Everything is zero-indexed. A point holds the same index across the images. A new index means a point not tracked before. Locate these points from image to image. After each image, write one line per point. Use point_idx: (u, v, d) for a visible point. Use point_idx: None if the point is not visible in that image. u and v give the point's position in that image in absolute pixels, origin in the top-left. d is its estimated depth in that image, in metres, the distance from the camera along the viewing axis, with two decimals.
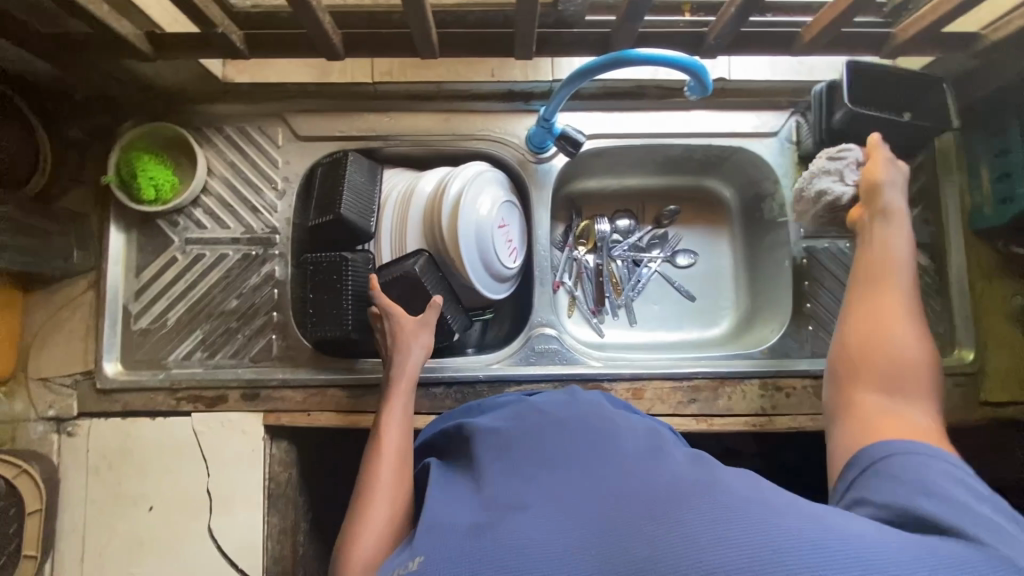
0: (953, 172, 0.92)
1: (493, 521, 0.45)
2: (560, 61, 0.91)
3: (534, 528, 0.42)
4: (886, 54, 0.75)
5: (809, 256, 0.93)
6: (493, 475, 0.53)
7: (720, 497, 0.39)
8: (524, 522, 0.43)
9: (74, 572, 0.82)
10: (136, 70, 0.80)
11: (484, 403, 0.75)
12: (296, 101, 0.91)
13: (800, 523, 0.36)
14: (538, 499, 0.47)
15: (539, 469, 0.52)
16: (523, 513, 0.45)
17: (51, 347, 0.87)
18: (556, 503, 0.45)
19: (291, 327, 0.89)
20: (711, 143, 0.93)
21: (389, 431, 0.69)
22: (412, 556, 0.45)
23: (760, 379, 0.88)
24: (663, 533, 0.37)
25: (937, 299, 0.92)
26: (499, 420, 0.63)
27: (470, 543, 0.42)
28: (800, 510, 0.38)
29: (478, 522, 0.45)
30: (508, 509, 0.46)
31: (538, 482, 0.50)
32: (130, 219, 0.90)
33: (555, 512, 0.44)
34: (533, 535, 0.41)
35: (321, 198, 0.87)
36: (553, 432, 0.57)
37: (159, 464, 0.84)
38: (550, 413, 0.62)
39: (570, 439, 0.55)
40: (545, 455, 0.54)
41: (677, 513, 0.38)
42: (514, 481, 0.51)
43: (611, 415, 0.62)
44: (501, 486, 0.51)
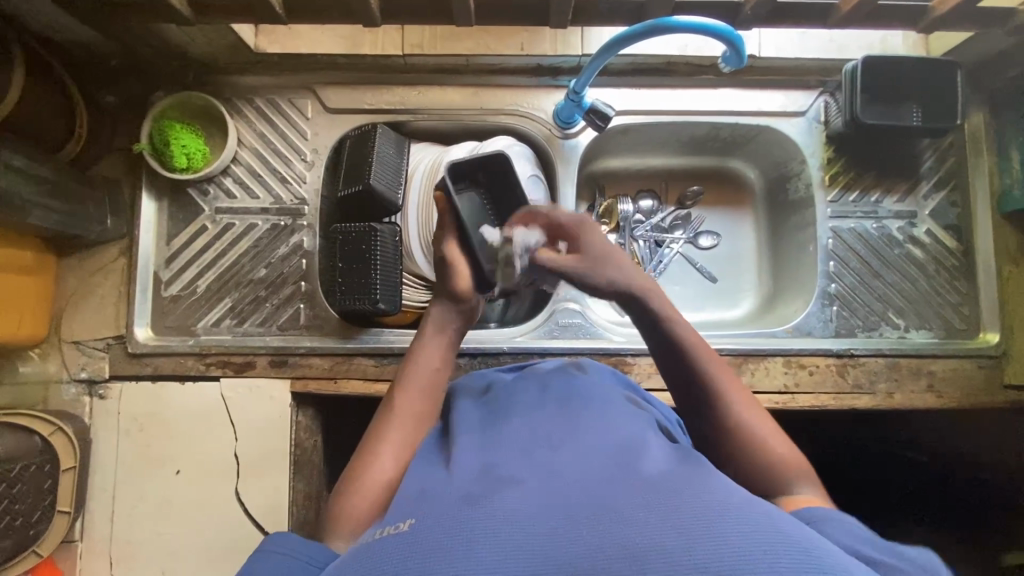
0: (982, 154, 0.92)
1: (487, 492, 0.44)
2: (589, 33, 0.90)
3: (528, 504, 0.41)
4: (921, 29, 0.75)
5: (834, 236, 0.93)
6: (481, 451, 0.52)
7: (711, 494, 0.41)
8: (519, 495, 0.42)
9: (105, 529, 0.83)
10: (171, 38, 0.80)
11: (482, 371, 0.74)
12: (325, 73, 0.92)
13: (786, 531, 0.38)
14: (530, 473, 0.46)
15: (533, 444, 0.51)
16: (516, 487, 0.44)
17: (82, 312, 0.88)
18: (549, 480, 0.44)
19: (318, 297, 0.90)
20: (739, 122, 0.93)
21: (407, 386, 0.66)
22: (396, 520, 0.44)
23: (784, 357, 0.88)
24: (656, 523, 0.38)
25: (963, 282, 0.92)
26: (493, 401, 0.62)
27: (462, 513, 0.41)
28: (777, 517, 0.40)
29: (471, 492, 0.44)
30: (503, 481, 0.45)
31: (530, 456, 0.49)
32: (161, 187, 0.91)
33: (549, 488, 0.43)
34: (528, 510, 0.40)
35: (350, 169, 0.87)
36: (544, 413, 0.57)
37: (189, 427, 0.85)
38: (549, 393, 0.61)
39: (563, 417, 0.55)
40: (536, 433, 0.53)
41: (673, 506, 0.39)
42: (505, 455, 0.50)
43: (605, 392, 0.61)
44: (492, 460, 0.50)
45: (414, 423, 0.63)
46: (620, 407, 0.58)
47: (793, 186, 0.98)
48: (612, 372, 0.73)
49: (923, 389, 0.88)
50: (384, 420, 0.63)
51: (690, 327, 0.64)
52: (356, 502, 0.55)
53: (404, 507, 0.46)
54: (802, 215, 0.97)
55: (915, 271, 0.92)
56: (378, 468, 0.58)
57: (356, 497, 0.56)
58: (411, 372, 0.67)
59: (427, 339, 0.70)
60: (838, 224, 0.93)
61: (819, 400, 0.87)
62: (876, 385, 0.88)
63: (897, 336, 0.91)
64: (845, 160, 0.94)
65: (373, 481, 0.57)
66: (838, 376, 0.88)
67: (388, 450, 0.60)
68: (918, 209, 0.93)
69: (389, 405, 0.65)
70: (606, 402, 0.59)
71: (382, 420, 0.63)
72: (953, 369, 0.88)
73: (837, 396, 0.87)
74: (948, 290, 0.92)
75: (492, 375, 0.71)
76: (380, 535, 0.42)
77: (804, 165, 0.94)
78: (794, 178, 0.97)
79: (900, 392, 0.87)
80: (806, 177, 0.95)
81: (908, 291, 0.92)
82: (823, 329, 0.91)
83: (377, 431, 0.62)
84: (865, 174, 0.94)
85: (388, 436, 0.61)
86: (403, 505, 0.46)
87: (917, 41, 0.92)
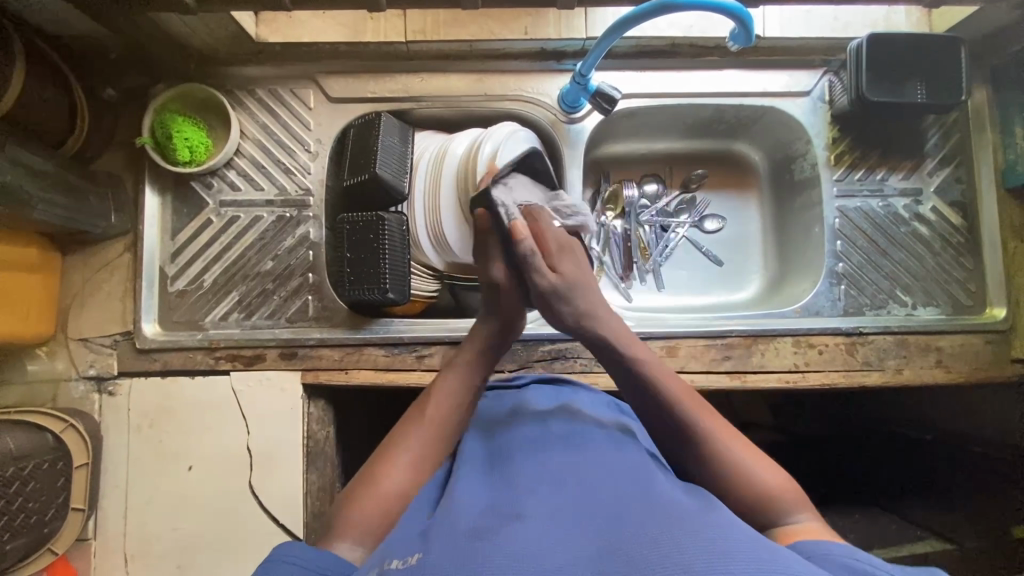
0: (986, 130, 0.92)
1: (494, 526, 0.44)
2: (593, 16, 0.90)
3: (535, 538, 0.42)
4: (928, 3, 0.75)
5: (840, 215, 0.93)
6: (486, 490, 0.53)
7: (716, 531, 0.41)
8: (523, 530, 0.43)
9: (119, 526, 0.83)
10: (171, 28, 0.79)
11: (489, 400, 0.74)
12: (327, 62, 0.91)
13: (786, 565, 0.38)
14: (537, 509, 0.47)
15: (538, 481, 0.52)
16: (520, 522, 0.44)
17: (89, 308, 0.88)
18: (553, 517, 0.45)
19: (326, 288, 0.90)
20: (744, 102, 0.93)
21: (438, 395, 0.65)
22: (405, 553, 0.44)
23: (794, 336, 0.88)
24: (661, 557, 0.38)
25: (970, 258, 0.92)
26: (495, 442, 0.63)
27: (469, 546, 0.42)
28: (778, 553, 0.40)
29: (480, 526, 0.45)
30: (509, 516, 0.46)
31: (536, 492, 0.50)
32: (164, 181, 0.90)
33: (554, 523, 0.44)
34: (532, 545, 0.41)
35: (355, 158, 0.87)
36: (546, 451, 0.57)
37: (200, 421, 0.85)
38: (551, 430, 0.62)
39: (569, 456, 0.56)
40: (543, 470, 0.54)
41: (677, 539, 0.40)
42: (511, 493, 0.51)
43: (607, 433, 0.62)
44: (497, 498, 0.51)
45: (432, 438, 0.62)
46: (627, 446, 0.59)
47: (799, 166, 0.98)
48: (605, 401, 0.73)
49: (932, 364, 0.88)
50: (401, 432, 0.63)
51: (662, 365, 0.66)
52: (368, 512, 0.55)
53: (411, 542, 0.46)
54: (807, 196, 0.97)
55: (921, 248, 0.93)
56: (393, 480, 0.58)
57: (369, 507, 0.56)
58: (437, 388, 0.66)
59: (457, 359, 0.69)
60: (844, 203, 0.93)
61: (829, 378, 0.87)
62: (886, 361, 0.88)
63: (905, 313, 0.91)
64: (850, 140, 0.94)
65: (388, 493, 0.57)
66: (847, 354, 0.88)
67: (404, 462, 0.59)
68: (923, 187, 0.94)
69: (410, 417, 0.64)
70: (611, 441, 0.60)
71: (401, 431, 0.63)
72: (961, 344, 0.89)
73: (847, 373, 0.88)
74: (954, 266, 0.92)
75: (493, 409, 0.71)
76: (388, 569, 0.42)
77: (809, 145, 0.94)
78: (799, 158, 0.98)
79: (910, 368, 0.88)
80: (811, 157, 0.95)
81: (915, 268, 0.92)
82: (831, 308, 0.91)
83: (394, 442, 0.62)
84: (870, 153, 0.94)
85: (406, 449, 0.61)
86: (410, 540, 0.47)
87: (921, 18, 0.92)
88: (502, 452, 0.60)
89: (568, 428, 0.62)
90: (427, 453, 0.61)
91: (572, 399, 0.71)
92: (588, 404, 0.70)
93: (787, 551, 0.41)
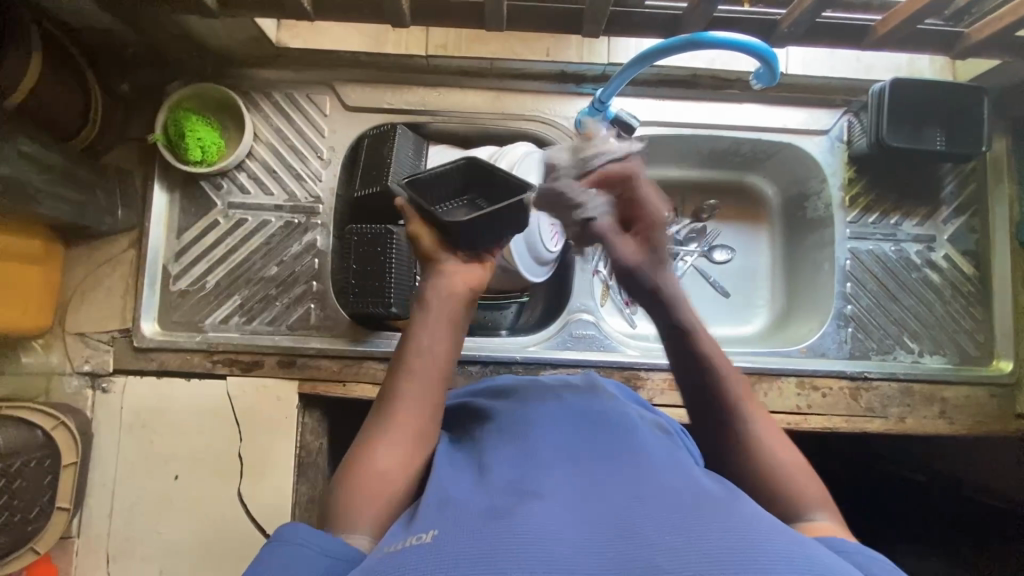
0: (1003, 181, 0.91)
1: (509, 507, 0.42)
2: (616, 42, 0.89)
3: (553, 522, 0.40)
4: (955, 55, 0.75)
5: (852, 257, 0.92)
6: (504, 463, 0.51)
7: (740, 520, 0.39)
8: (541, 511, 0.41)
9: (102, 527, 0.82)
10: (192, 28, 0.78)
11: (496, 382, 0.72)
12: (346, 70, 0.90)
13: (813, 554, 0.37)
14: (553, 489, 0.45)
15: (554, 461, 0.50)
16: (538, 502, 0.43)
17: (88, 303, 0.87)
18: (571, 499, 0.43)
19: (329, 297, 0.89)
20: (761, 137, 0.92)
21: (411, 374, 0.59)
22: (419, 531, 0.42)
23: (798, 377, 0.87)
24: (686, 548, 0.36)
25: (979, 308, 0.92)
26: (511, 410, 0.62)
27: (484, 526, 0.40)
28: (806, 543, 0.38)
29: (495, 507, 0.43)
30: (527, 496, 0.44)
31: (552, 473, 0.48)
32: (173, 180, 0.89)
33: (573, 506, 0.42)
34: (550, 527, 0.39)
35: (367, 169, 0.86)
36: (563, 429, 0.55)
37: (192, 425, 0.84)
38: (568, 407, 0.60)
39: (581, 435, 0.54)
40: (558, 447, 0.52)
41: (696, 527, 0.38)
42: (527, 470, 0.49)
43: (622, 409, 0.60)
44: (515, 474, 0.48)
45: (409, 413, 0.57)
46: (639, 427, 0.57)
47: (813, 204, 0.97)
48: (619, 385, 0.73)
49: (935, 415, 0.87)
50: (383, 410, 0.58)
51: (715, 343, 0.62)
52: (358, 499, 0.51)
53: (427, 516, 0.44)
54: (820, 234, 0.96)
55: (931, 296, 0.92)
56: (378, 462, 0.54)
57: (357, 494, 0.52)
58: (410, 359, 0.60)
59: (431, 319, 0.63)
60: (856, 245, 0.93)
61: (830, 422, 0.86)
62: (890, 409, 0.87)
63: (911, 360, 0.90)
64: (866, 182, 0.93)
65: (374, 477, 0.53)
66: (850, 398, 0.87)
67: (390, 442, 0.55)
68: (937, 234, 0.93)
69: (390, 392, 0.59)
70: (623, 419, 0.57)
71: (383, 408, 0.58)
72: (966, 396, 0.88)
73: (850, 418, 0.87)
74: (963, 315, 0.92)
75: (500, 387, 0.70)
76: (403, 545, 0.40)
77: (824, 185, 0.94)
78: (813, 197, 0.97)
79: (913, 417, 0.87)
80: (826, 196, 0.94)
81: (924, 316, 0.91)
82: (838, 350, 0.90)
83: (373, 423, 0.57)
84: (885, 197, 0.93)
85: (387, 429, 0.56)
86: (425, 516, 0.44)
87: (944, 65, 0.92)
88: (515, 422, 0.58)
89: (581, 406, 0.60)
90: (408, 424, 0.57)
91: (587, 376, 0.71)
92: (605, 383, 0.70)
93: (813, 541, 0.39)
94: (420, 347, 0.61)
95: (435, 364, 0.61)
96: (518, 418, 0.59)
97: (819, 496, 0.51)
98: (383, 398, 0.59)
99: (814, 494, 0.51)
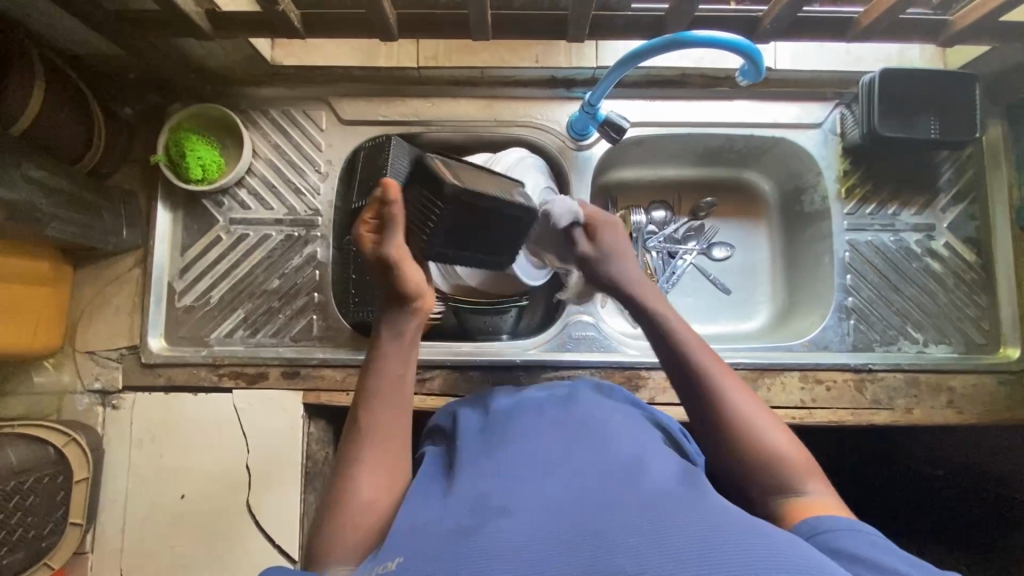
0: (1001, 167, 0.91)
1: (477, 521, 0.43)
2: (604, 45, 0.91)
3: (518, 536, 0.40)
4: (942, 43, 0.75)
5: (851, 249, 0.92)
6: (477, 472, 0.51)
7: (706, 519, 0.40)
8: (507, 526, 0.41)
9: (115, 542, 0.83)
10: (189, 51, 0.81)
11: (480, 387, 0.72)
12: (340, 85, 0.92)
13: (778, 551, 0.37)
14: (521, 500, 0.45)
15: (522, 469, 0.50)
16: (505, 516, 0.43)
17: (97, 322, 0.89)
18: (538, 508, 0.44)
19: (331, 307, 0.90)
20: (754, 133, 0.92)
21: (369, 407, 0.60)
22: (387, 558, 0.42)
23: (801, 371, 0.87)
24: (650, 552, 0.37)
25: (983, 295, 0.91)
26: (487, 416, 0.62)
27: (452, 545, 0.41)
28: (775, 537, 0.39)
29: (461, 523, 0.44)
30: (493, 510, 0.44)
31: (517, 482, 0.48)
32: (176, 199, 0.91)
33: (540, 515, 0.43)
34: (515, 543, 0.39)
35: (363, 181, 0.87)
36: (535, 434, 0.55)
37: (200, 439, 0.85)
38: (540, 412, 0.60)
39: (551, 439, 0.54)
40: (527, 452, 0.52)
41: (660, 530, 0.39)
42: (497, 477, 0.49)
43: (595, 410, 0.60)
44: (486, 484, 0.49)
45: (384, 440, 0.59)
46: (611, 428, 0.56)
47: (809, 198, 0.97)
48: (603, 384, 0.73)
49: (943, 404, 0.86)
50: (351, 446, 0.58)
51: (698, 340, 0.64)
52: (342, 530, 0.52)
53: (401, 537, 0.45)
54: (818, 227, 0.96)
55: (933, 285, 0.91)
56: (357, 490, 0.54)
57: (342, 525, 0.52)
58: (369, 392, 0.61)
59: (382, 348, 0.64)
60: (854, 237, 0.92)
61: (836, 415, 0.86)
62: (896, 400, 0.86)
63: (916, 350, 0.90)
64: (862, 173, 0.93)
65: (357, 505, 0.53)
66: (856, 391, 0.87)
67: (363, 471, 0.56)
68: (936, 222, 0.92)
69: (355, 426, 0.60)
70: (592, 421, 0.57)
71: (352, 442, 0.59)
72: (973, 385, 0.87)
73: (856, 411, 0.86)
74: (967, 303, 0.91)
75: (482, 393, 0.70)
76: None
77: (819, 178, 0.94)
78: (809, 190, 0.97)
79: (920, 408, 0.86)
80: (822, 189, 0.94)
81: (927, 305, 0.91)
82: (841, 342, 0.90)
83: (348, 456, 0.58)
84: (882, 187, 0.93)
85: (359, 459, 0.57)
86: (399, 537, 0.45)
87: (934, 52, 0.92)
88: (488, 429, 0.58)
89: (552, 410, 0.60)
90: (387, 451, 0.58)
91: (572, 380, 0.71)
92: (589, 384, 0.70)
93: (780, 533, 0.40)
94: (375, 382, 0.62)
95: (390, 392, 0.61)
96: (491, 425, 0.59)
97: (810, 472, 0.52)
98: (349, 436, 0.60)
99: (803, 473, 0.52)
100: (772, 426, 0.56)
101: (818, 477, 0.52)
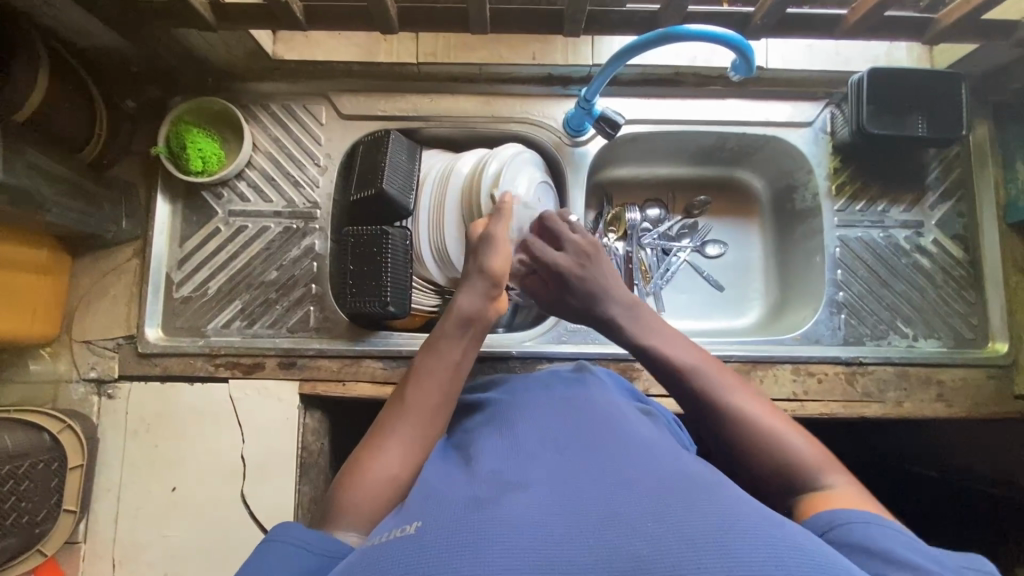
0: (987, 165, 0.93)
1: (494, 495, 0.43)
2: (600, 43, 0.92)
3: (536, 509, 0.41)
4: (927, 40, 0.77)
5: (842, 245, 0.94)
6: (491, 454, 0.51)
7: (720, 505, 0.40)
8: (526, 500, 0.42)
9: (108, 531, 0.83)
10: (192, 43, 0.82)
11: (491, 379, 0.73)
12: (340, 81, 0.93)
13: (789, 538, 0.37)
14: (539, 478, 0.46)
15: (540, 451, 0.50)
16: (522, 492, 0.43)
17: (94, 311, 0.89)
18: (556, 485, 0.44)
19: (328, 299, 0.91)
20: (746, 131, 0.94)
21: (422, 387, 0.61)
22: (406, 522, 0.43)
23: (793, 364, 0.88)
24: (665, 532, 0.37)
25: (971, 291, 0.92)
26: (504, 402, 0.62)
27: (469, 514, 0.41)
28: (787, 526, 0.39)
29: (479, 495, 0.44)
30: (510, 485, 0.45)
31: (536, 460, 0.49)
32: (176, 190, 0.92)
33: (558, 492, 0.43)
34: (533, 516, 0.40)
35: (362, 173, 0.88)
36: (552, 420, 0.56)
37: (196, 428, 0.85)
38: (557, 399, 0.60)
39: (570, 424, 0.54)
40: (544, 437, 0.53)
41: (674, 511, 0.39)
42: (515, 458, 0.50)
43: (612, 402, 0.61)
44: (503, 464, 0.49)
45: (425, 419, 0.60)
46: (626, 420, 0.57)
47: (801, 195, 0.99)
48: (611, 374, 0.74)
49: (933, 398, 0.87)
50: (392, 417, 0.59)
51: (693, 348, 0.64)
52: (361, 497, 0.52)
53: (416, 508, 0.45)
54: (810, 224, 0.97)
55: (922, 281, 0.93)
56: (384, 464, 0.55)
57: (361, 492, 0.53)
58: (423, 371, 0.62)
59: (445, 334, 0.65)
60: (845, 233, 0.94)
61: (828, 408, 0.86)
62: (887, 393, 0.88)
63: (906, 345, 0.91)
64: (852, 171, 0.95)
65: (379, 478, 0.54)
66: (847, 383, 0.88)
67: (397, 446, 0.57)
68: (924, 219, 0.94)
69: (400, 399, 0.61)
70: (610, 412, 0.58)
71: (392, 413, 0.60)
72: (962, 378, 0.88)
73: (847, 403, 0.87)
74: (955, 299, 0.92)
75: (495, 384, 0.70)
76: (388, 538, 0.41)
77: (811, 175, 0.96)
78: (800, 188, 0.99)
79: (910, 401, 0.87)
80: (813, 186, 0.96)
81: (916, 300, 0.92)
82: (832, 336, 0.91)
83: (383, 426, 0.59)
84: (871, 184, 0.95)
85: (397, 433, 0.58)
86: (414, 509, 0.45)
87: (922, 54, 0.94)
88: (503, 416, 0.59)
89: (571, 397, 0.61)
90: (424, 431, 0.59)
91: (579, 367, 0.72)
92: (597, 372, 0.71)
93: (797, 527, 0.39)
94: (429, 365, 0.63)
95: (445, 377, 0.63)
96: (506, 410, 0.60)
97: (827, 467, 0.52)
98: (393, 406, 0.61)
99: (822, 469, 0.52)
100: (784, 425, 0.55)
101: (836, 470, 0.52)
